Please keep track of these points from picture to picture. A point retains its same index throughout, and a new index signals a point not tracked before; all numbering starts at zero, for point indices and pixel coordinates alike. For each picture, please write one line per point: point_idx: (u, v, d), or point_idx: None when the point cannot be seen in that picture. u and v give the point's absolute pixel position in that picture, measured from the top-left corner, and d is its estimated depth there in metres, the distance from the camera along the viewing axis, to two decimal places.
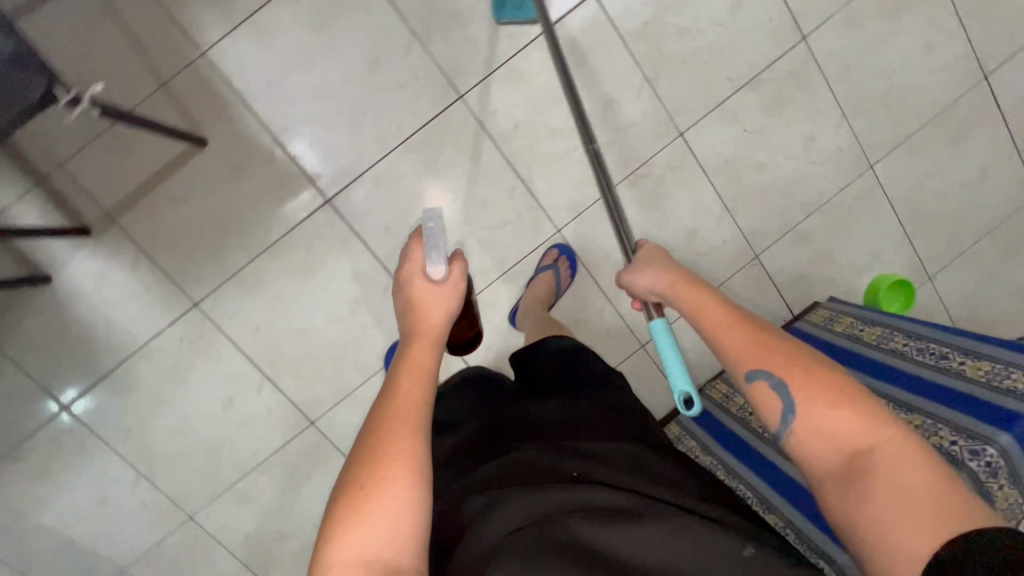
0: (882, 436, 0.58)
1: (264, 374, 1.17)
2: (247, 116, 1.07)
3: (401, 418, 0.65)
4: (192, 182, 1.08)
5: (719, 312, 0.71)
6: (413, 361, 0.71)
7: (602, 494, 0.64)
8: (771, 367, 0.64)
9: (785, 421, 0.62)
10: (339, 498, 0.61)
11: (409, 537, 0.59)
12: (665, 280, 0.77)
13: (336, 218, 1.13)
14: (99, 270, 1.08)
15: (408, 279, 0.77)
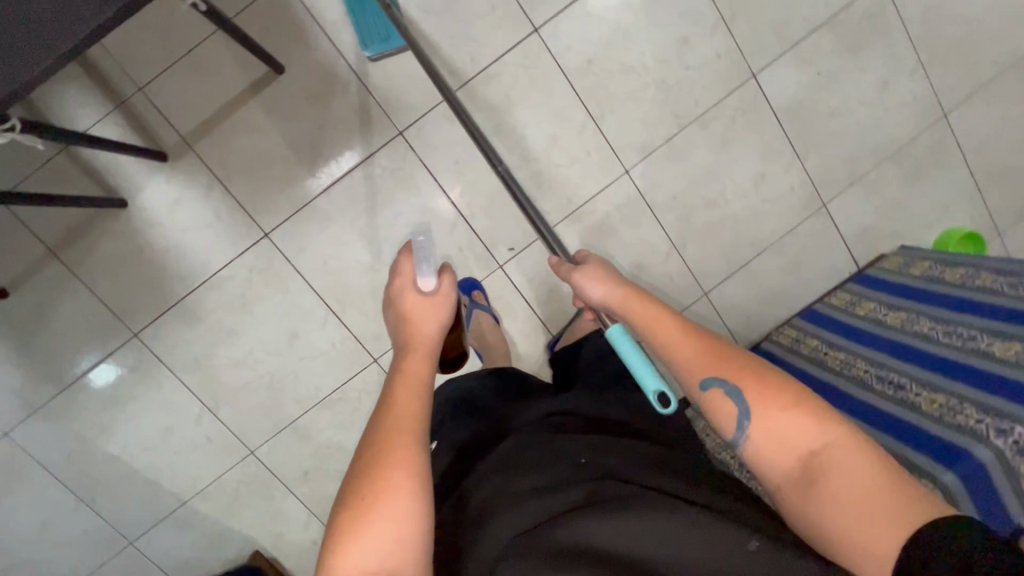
0: (832, 436, 0.58)
1: (329, 309, 1.17)
2: (325, 43, 1.07)
3: (395, 430, 0.67)
4: (267, 109, 1.08)
5: (666, 323, 0.69)
6: (409, 371, 0.74)
7: (612, 485, 0.64)
8: (725, 375, 0.63)
9: (740, 429, 0.61)
10: (344, 509, 0.63)
11: (410, 547, 0.60)
12: (614, 292, 0.74)
13: (408, 151, 1.13)
14: (173, 195, 1.09)
15: (400, 293, 0.82)
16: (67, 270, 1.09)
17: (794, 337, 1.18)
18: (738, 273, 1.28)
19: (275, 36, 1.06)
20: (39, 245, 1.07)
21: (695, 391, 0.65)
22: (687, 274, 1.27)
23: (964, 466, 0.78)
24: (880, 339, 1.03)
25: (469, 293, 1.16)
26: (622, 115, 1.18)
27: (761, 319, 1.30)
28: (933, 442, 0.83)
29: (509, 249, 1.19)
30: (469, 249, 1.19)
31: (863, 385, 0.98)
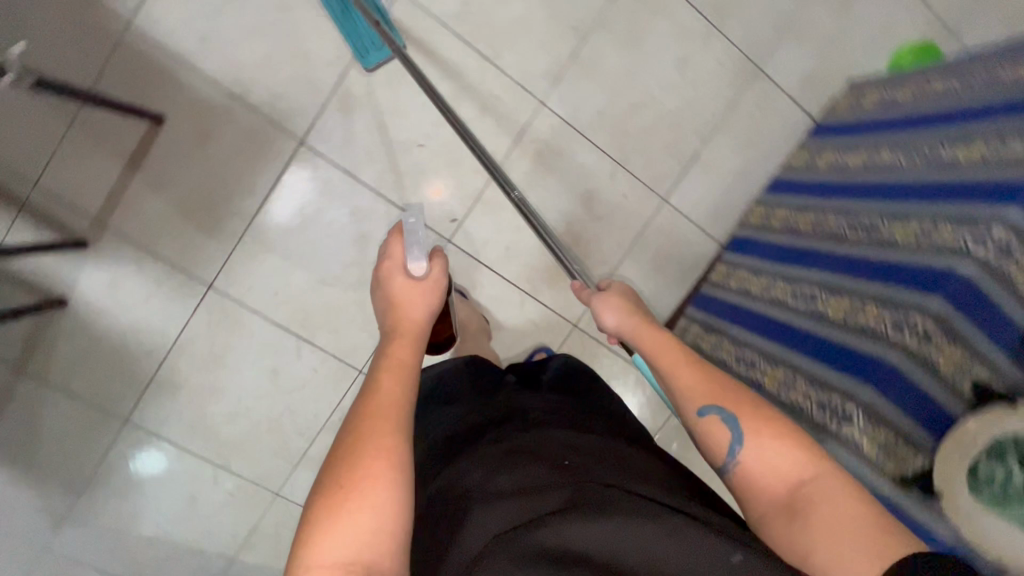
0: (820, 468, 0.57)
1: (299, 337, 1.15)
2: (195, 78, 1.03)
3: (375, 418, 0.61)
4: (165, 163, 1.05)
5: (670, 354, 0.71)
6: (393, 357, 0.69)
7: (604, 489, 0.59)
8: (723, 401, 0.64)
9: (731, 453, 0.61)
10: (316, 502, 0.56)
11: (387, 549, 0.54)
12: (630, 325, 0.77)
13: (316, 157, 1.09)
14: (108, 278, 1.07)
15: (388, 276, 0.80)
16: (38, 382, 1.09)
17: (762, 215, 1.13)
18: (691, 168, 1.22)
19: (141, 86, 1.01)
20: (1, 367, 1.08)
21: (691, 414, 0.65)
22: (640, 186, 1.21)
23: (948, 285, 0.70)
24: (850, 187, 0.95)
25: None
26: (518, 46, 1.12)
27: (729, 207, 1.25)
28: (910, 271, 0.75)
29: (452, 221, 1.15)
30: None
31: (839, 238, 0.90)
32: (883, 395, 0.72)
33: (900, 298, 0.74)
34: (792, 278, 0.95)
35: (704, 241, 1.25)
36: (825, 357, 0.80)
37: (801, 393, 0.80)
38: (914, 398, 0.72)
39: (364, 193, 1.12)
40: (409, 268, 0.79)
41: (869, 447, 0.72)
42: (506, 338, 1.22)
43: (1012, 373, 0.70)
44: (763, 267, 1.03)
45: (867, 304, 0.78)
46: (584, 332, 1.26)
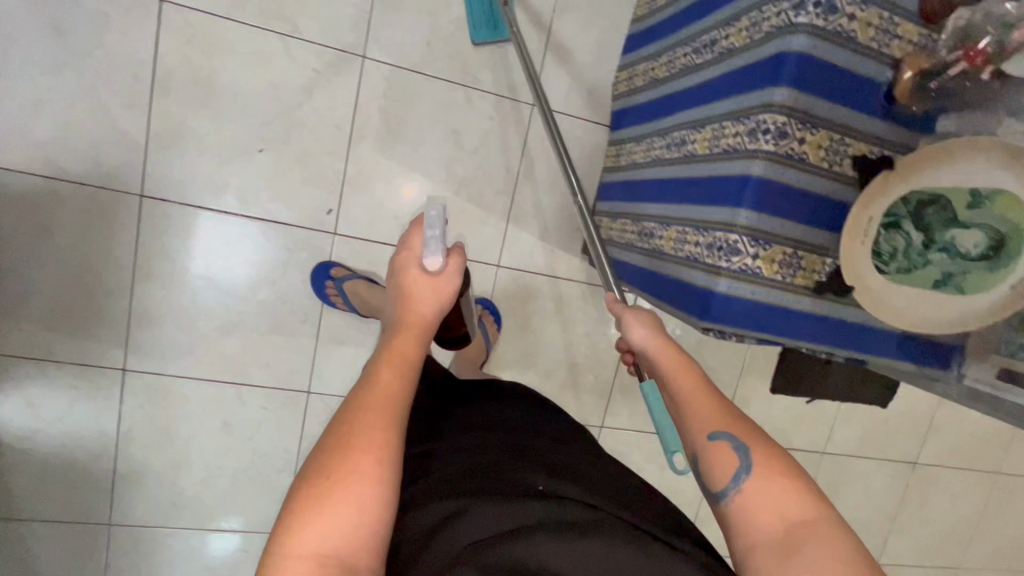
0: (824, 515, 0.50)
1: (234, 383, 1.13)
2: (6, 175, 0.97)
3: (375, 411, 0.51)
4: (21, 271, 1.00)
5: (689, 373, 0.60)
6: (396, 351, 0.57)
7: (578, 509, 0.59)
8: (736, 429, 0.55)
9: (737, 479, 0.52)
10: (303, 481, 0.48)
11: (373, 549, 0.46)
12: (658, 344, 0.62)
13: (164, 204, 1.03)
14: (25, 401, 1.05)
15: (401, 267, 0.62)
16: (10, 520, 1.09)
17: (627, 80, 1.05)
18: (546, 62, 1.14)
19: None
20: None
21: (699, 433, 0.56)
22: (503, 102, 1.14)
23: (786, 67, 0.62)
24: (682, 15, 0.86)
25: (328, 276, 1.09)
26: (313, 9, 1.03)
27: (601, 86, 1.17)
28: (751, 70, 0.66)
29: (327, 212, 1.10)
30: (297, 242, 1.10)
31: (690, 69, 0.82)
32: (761, 211, 0.64)
33: (751, 101, 0.66)
34: (663, 129, 0.87)
35: (590, 130, 1.18)
36: (700, 197, 0.72)
37: (690, 243, 0.73)
38: (795, 201, 0.65)
39: (228, 221, 1.06)
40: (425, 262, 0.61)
41: (767, 270, 0.66)
42: None
43: (885, 134, 0.66)
44: (640, 133, 0.96)
45: (724, 124, 0.70)
46: (510, 268, 1.21)
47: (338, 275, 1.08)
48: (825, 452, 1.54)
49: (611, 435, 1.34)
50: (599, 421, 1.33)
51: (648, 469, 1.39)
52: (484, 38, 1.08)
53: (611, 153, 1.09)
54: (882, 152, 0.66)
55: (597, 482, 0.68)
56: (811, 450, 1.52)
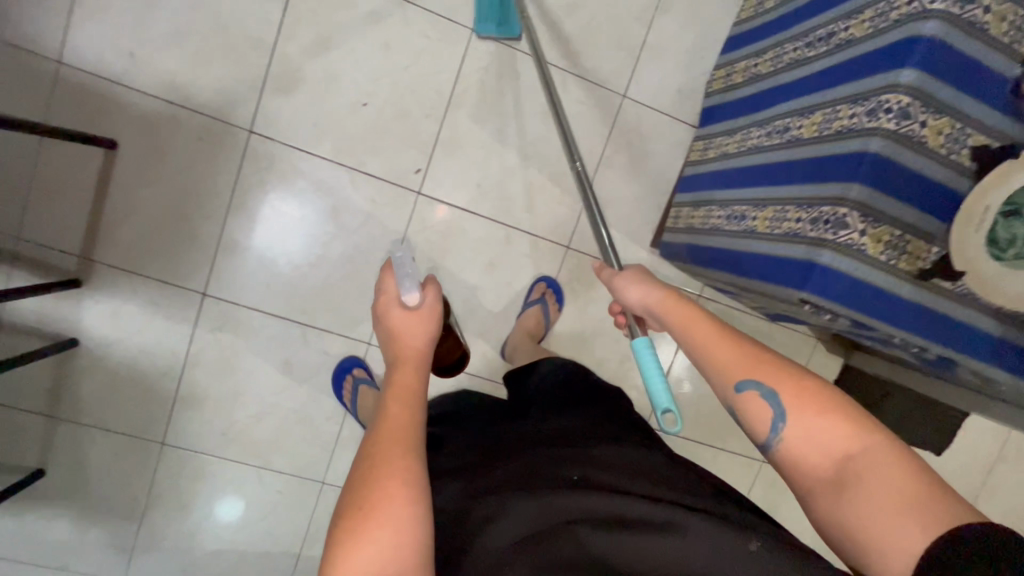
0: (868, 438, 0.53)
1: (301, 324, 1.16)
2: (134, 95, 1.04)
3: (389, 440, 0.57)
4: (131, 186, 1.07)
5: (706, 318, 0.64)
6: (399, 384, 0.64)
7: (629, 504, 0.61)
8: (760, 376, 0.58)
9: (774, 430, 0.57)
10: (338, 522, 0.53)
11: (415, 552, 0.51)
12: (656, 297, 0.70)
13: (269, 143, 1.09)
14: (109, 309, 1.10)
15: (384, 310, 0.73)
16: (75, 423, 1.14)
17: (724, 77, 1.07)
18: (641, 56, 1.18)
19: (86, 117, 1.03)
20: (38, 418, 1.12)
21: (728, 393, 0.60)
22: (595, 88, 1.17)
23: (917, 53, 0.63)
24: (795, 13, 0.87)
25: (349, 373, 1.17)
26: None
27: (690, 85, 1.20)
28: (875, 58, 0.68)
29: (416, 172, 1.14)
30: (383, 196, 1.14)
31: (799, 63, 0.83)
32: (874, 188, 0.65)
33: (870, 88, 0.67)
34: (763, 120, 0.88)
35: (675, 127, 1.21)
36: (803, 177, 0.74)
37: (791, 219, 0.73)
38: (910, 184, 0.65)
39: (324, 166, 1.12)
40: (404, 299, 0.73)
41: (873, 249, 0.66)
42: (503, 276, 1.21)
43: (1004, 130, 0.66)
44: (735, 125, 0.98)
45: (838, 109, 0.71)
46: (579, 252, 1.23)
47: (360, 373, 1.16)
48: None
49: None
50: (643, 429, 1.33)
51: None
52: (485, 31, 1.10)
53: (696, 146, 1.11)
54: (1004, 144, 0.66)
55: (638, 461, 0.71)
56: None
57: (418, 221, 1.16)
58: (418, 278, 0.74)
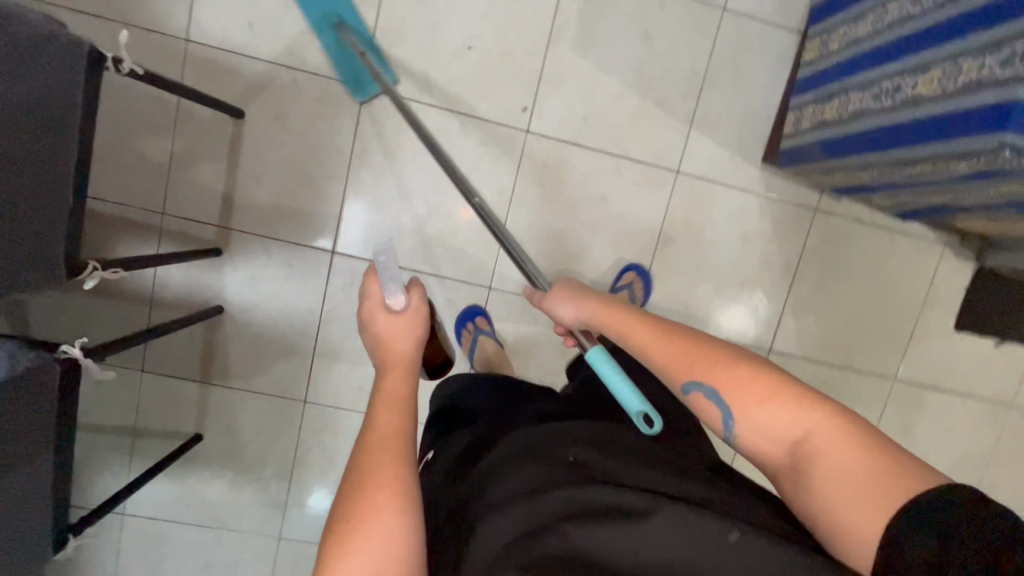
0: (817, 419, 0.55)
1: (425, 273, 1.19)
2: (256, 64, 1.09)
3: (379, 451, 0.61)
4: (258, 153, 1.12)
5: (648, 325, 0.67)
6: (387, 392, 0.66)
7: (623, 494, 0.56)
8: (702, 375, 0.61)
9: (726, 427, 0.59)
10: (328, 535, 0.57)
11: (403, 560, 0.55)
12: (590, 309, 0.72)
13: (382, 97, 1.13)
14: (248, 275, 1.16)
15: (369, 316, 0.72)
16: (225, 387, 1.20)
17: None
18: None
19: (217, 90, 1.09)
20: (192, 384, 1.19)
21: (677, 393, 0.63)
22: (695, 4, 1.15)
23: None
24: None
25: (471, 320, 1.18)
26: None
27: None
28: None
29: (523, 110, 1.15)
30: (493, 138, 1.16)
31: None
32: None
33: None
34: None
35: (779, 35, 1.18)
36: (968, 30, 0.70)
37: (969, 72, 0.69)
38: None
39: (434, 114, 1.14)
40: (387, 303, 0.72)
41: None
42: (616, 207, 1.22)
43: None
44: (858, 11, 0.92)
45: None
46: (689, 175, 1.22)
47: (478, 327, 1.18)
48: (1014, 404, 1.40)
49: (779, 358, 1.33)
50: None
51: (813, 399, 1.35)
52: (363, 96, 1.10)
53: (813, 49, 1.06)
54: None
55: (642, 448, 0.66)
56: (999, 399, 1.39)
57: (528, 160, 1.17)
58: (402, 280, 0.72)
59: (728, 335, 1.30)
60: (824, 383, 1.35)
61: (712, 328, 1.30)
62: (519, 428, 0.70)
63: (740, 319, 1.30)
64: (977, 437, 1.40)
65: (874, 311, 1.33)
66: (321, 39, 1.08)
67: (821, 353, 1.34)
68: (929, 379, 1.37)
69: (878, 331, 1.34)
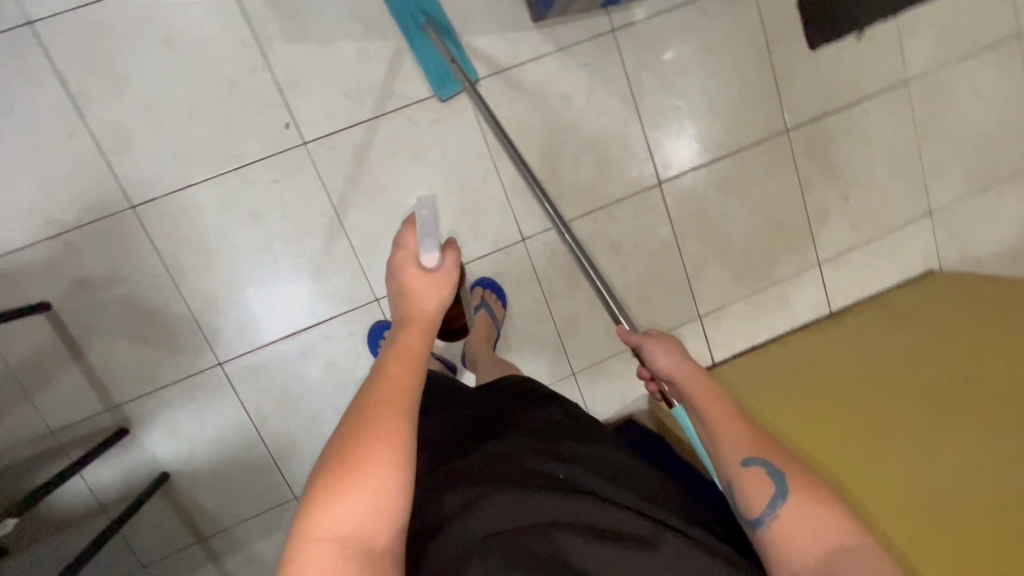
0: (858, 542, 0.56)
1: (312, 325, 1.16)
2: (24, 253, 1.04)
3: (385, 400, 0.57)
4: (89, 326, 1.08)
5: (725, 403, 0.66)
6: (403, 346, 0.61)
7: (629, 517, 0.62)
8: (770, 455, 0.61)
9: (772, 505, 0.59)
10: (325, 462, 0.54)
11: (388, 528, 0.53)
12: (686, 369, 0.69)
13: (156, 204, 1.06)
14: (166, 431, 1.14)
15: (398, 265, 0.65)
16: (222, 531, 1.20)
17: None
18: None
19: (8, 299, 1.04)
20: (192, 548, 1.20)
21: (733, 463, 0.62)
22: None
23: None
24: None
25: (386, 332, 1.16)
26: None
27: None
28: None
29: (287, 126, 1.09)
30: (280, 170, 1.09)
31: None
32: None
33: None
34: None
35: None
36: None
37: None
38: None
39: (213, 185, 1.08)
40: (420, 258, 0.65)
41: None
42: (434, 154, 1.15)
43: None
44: None
45: None
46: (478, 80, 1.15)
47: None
48: (909, 79, 1.34)
49: (676, 183, 1.27)
50: (679, 263, 1.31)
51: (729, 194, 1.30)
52: (449, 93, 1.12)
53: None
54: None
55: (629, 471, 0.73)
56: (892, 84, 1.33)
57: (326, 168, 1.11)
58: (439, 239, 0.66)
59: (615, 195, 1.25)
60: (729, 177, 1.30)
61: (597, 199, 1.24)
62: (516, 445, 0.73)
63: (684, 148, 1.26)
64: (893, 130, 1.35)
65: (729, 83, 1.26)
66: (413, 48, 1.10)
67: (710, 153, 1.28)
68: (818, 110, 1.31)
69: (746, 99, 1.27)
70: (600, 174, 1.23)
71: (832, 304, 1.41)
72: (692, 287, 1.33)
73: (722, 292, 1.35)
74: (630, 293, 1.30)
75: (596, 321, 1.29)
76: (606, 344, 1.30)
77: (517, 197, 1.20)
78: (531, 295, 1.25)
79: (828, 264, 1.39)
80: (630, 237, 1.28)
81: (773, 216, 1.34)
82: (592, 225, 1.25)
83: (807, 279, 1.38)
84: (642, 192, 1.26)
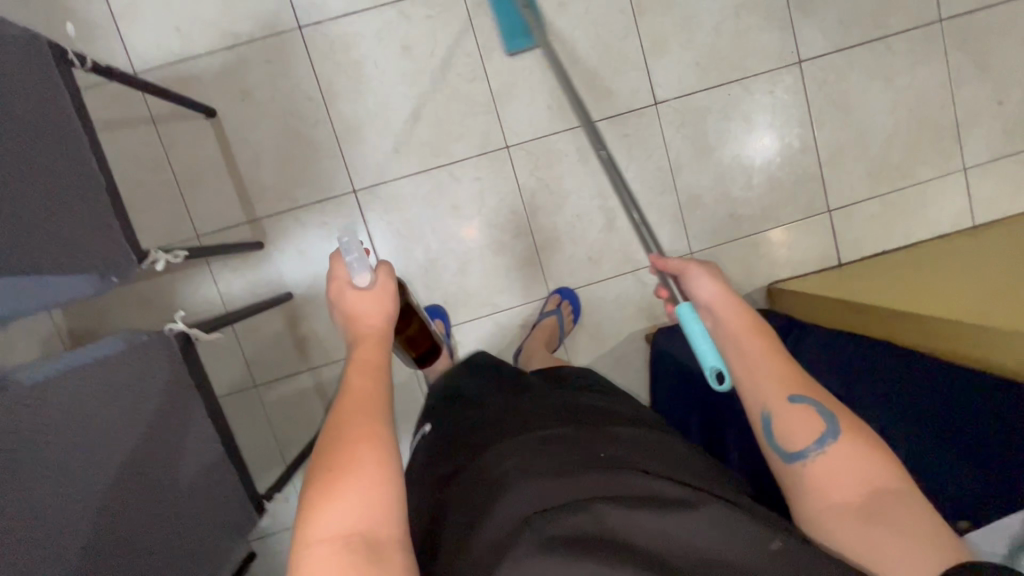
0: (901, 484, 0.53)
1: (441, 165, 1.19)
2: (200, 61, 1.12)
3: (361, 409, 0.56)
4: (245, 138, 1.15)
5: (767, 338, 0.63)
6: (359, 360, 0.62)
7: (664, 483, 0.56)
8: (819, 398, 0.58)
9: (820, 442, 0.55)
10: (314, 468, 0.53)
11: (387, 522, 0.51)
12: (723, 307, 0.67)
13: (318, 25, 1.13)
14: (296, 252, 1.19)
15: (338, 292, 0.67)
16: (331, 364, 1.22)
17: None
18: None
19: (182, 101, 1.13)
20: (302, 376, 1.22)
21: (778, 397, 0.59)
22: None
23: None
24: None
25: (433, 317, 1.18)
26: None
27: None
28: None
29: None
30: (435, 8, 1.15)
31: None
32: None
33: None
34: None
35: None
36: None
37: None
38: None
39: (371, 15, 1.14)
40: (352, 279, 0.66)
41: None
42: (579, 8, 1.18)
43: None
44: None
45: None
46: None
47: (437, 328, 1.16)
48: None
49: (815, 64, 1.24)
50: (812, 147, 1.27)
51: (870, 81, 1.25)
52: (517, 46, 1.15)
53: None
54: None
55: (650, 446, 0.65)
56: None
57: (475, 10, 1.15)
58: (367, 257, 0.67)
59: (753, 69, 1.23)
60: (873, 64, 1.25)
61: (733, 72, 1.23)
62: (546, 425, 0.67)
63: (760, 142, 1.25)
64: None
65: None
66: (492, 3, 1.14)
67: (853, 36, 1.24)
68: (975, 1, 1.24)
69: None
70: (739, 47, 1.22)
71: (977, 215, 1.30)
72: (823, 177, 1.27)
73: (854, 184, 1.28)
74: (759, 175, 1.26)
75: (719, 201, 1.26)
76: (727, 225, 1.27)
77: (653, 60, 1.21)
78: (657, 164, 1.24)
79: (974, 170, 1.29)
80: (764, 115, 1.25)
81: (917, 111, 1.27)
82: (726, 98, 1.23)
83: (949, 184, 1.29)
84: (782, 68, 1.23)
